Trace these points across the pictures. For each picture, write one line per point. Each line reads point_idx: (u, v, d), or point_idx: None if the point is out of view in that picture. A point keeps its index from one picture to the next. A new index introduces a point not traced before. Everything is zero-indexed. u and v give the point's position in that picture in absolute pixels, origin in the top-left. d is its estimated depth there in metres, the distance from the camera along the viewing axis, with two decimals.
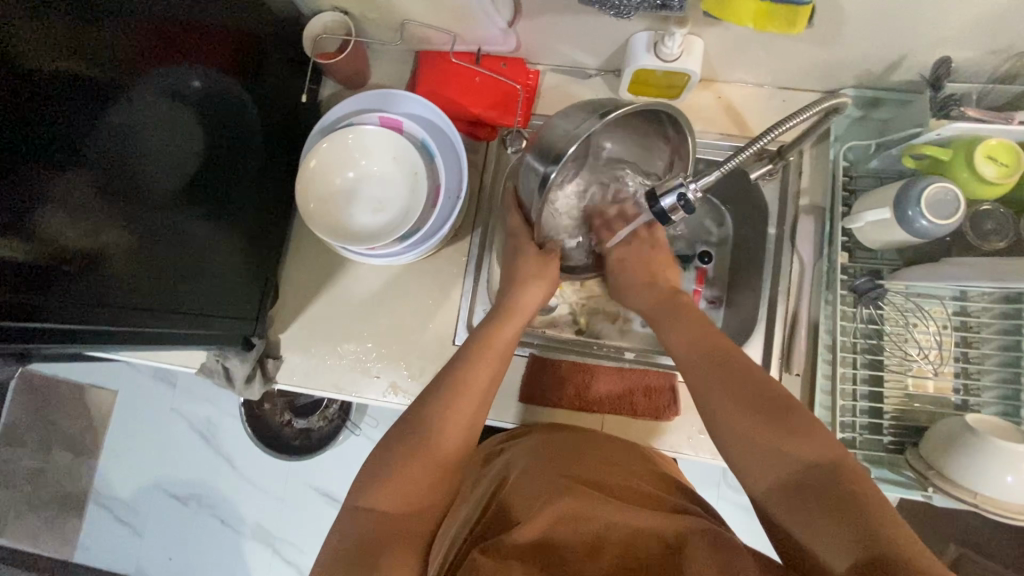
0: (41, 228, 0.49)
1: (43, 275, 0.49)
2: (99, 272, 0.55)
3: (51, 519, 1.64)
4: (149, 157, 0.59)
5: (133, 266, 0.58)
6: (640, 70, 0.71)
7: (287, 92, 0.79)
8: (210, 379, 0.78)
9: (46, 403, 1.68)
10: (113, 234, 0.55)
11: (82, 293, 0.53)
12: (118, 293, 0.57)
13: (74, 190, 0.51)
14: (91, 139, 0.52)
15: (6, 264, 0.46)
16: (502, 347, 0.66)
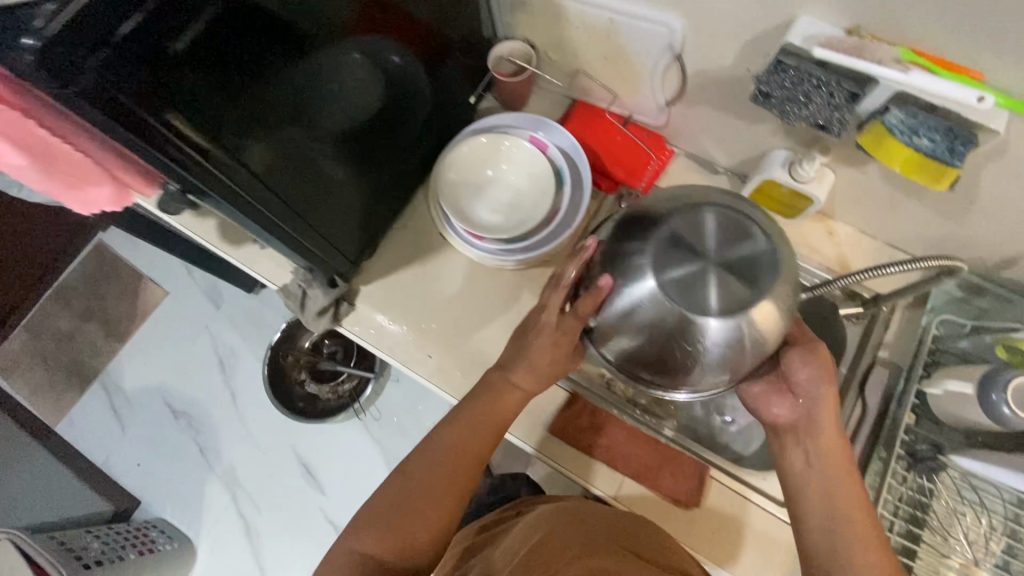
0: (249, 111, 0.56)
1: (229, 146, 0.56)
2: (261, 164, 0.61)
3: (55, 382, 1.69)
4: (335, 96, 0.67)
5: (283, 172, 0.65)
6: (768, 180, 0.77)
7: (457, 91, 0.89)
8: (285, 301, 0.84)
9: (106, 277, 1.79)
10: (285, 142, 0.63)
11: (246, 175, 0.59)
12: (266, 187, 0.63)
13: (281, 96, 0.59)
14: (309, 64, 0.60)
15: (212, 124, 0.53)
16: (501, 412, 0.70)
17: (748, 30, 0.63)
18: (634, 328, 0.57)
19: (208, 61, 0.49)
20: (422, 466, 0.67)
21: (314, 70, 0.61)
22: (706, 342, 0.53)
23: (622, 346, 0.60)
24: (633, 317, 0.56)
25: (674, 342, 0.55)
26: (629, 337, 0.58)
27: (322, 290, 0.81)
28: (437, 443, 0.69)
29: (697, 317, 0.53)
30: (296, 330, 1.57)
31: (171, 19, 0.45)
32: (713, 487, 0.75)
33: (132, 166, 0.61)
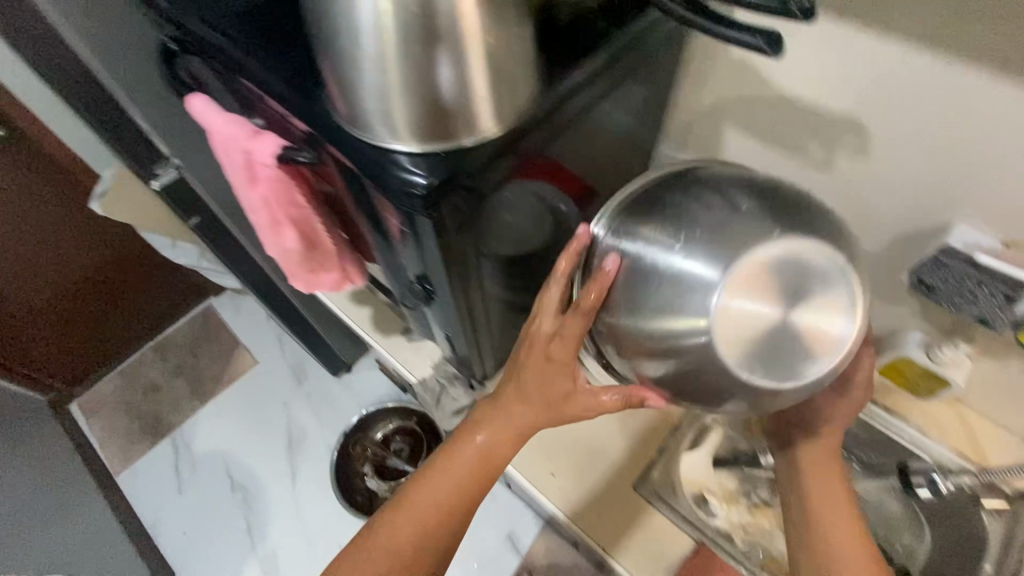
0: (486, 244, 0.61)
1: (465, 270, 0.60)
2: (476, 285, 0.65)
3: (131, 431, 1.75)
4: (535, 232, 0.71)
5: (481, 293, 0.69)
6: (901, 358, 0.80)
7: None
8: (421, 394, 0.93)
9: (206, 338, 1.91)
10: (493, 269, 0.67)
11: (460, 294, 0.64)
12: (467, 305, 0.67)
13: (505, 230, 0.63)
14: (531, 206, 0.65)
15: (465, 252, 0.57)
16: (487, 453, 0.65)
17: (900, 226, 0.72)
18: (658, 346, 0.52)
19: (488, 208, 0.55)
20: (404, 517, 0.64)
21: (528, 212, 0.65)
22: (772, 362, 0.49)
23: (640, 362, 0.56)
24: (661, 332, 0.52)
25: (712, 367, 0.49)
26: (650, 348, 0.53)
27: (464, 389, 0.88)
28: (420, 488, 0.65)
29: (735, 327, 0.48)
30: (371, 420, 1.59)
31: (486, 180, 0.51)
32: None
33: (354, 253, 0.71)
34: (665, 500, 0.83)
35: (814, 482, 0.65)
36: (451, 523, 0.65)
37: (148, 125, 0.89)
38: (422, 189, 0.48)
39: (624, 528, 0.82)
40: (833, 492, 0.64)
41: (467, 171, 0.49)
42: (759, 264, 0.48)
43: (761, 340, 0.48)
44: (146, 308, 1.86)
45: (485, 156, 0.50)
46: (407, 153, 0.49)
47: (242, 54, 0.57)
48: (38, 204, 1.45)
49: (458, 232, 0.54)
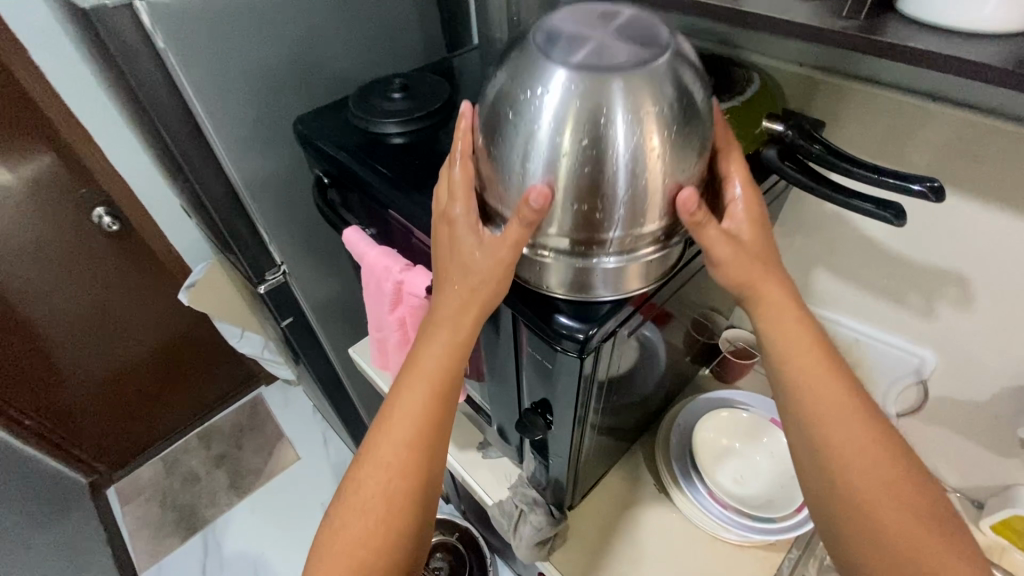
0: (605, 380, 0.62)
1: (584, 405, 0.61)
2: (589, 417, 0.66)
3: (164, 523, 1.69)
4: (633, 357, 0.73)
5: (591, 425, 0.69)
6: (1015, 515, 0.76)
7: (692, 366, 0.97)
8: (498, 520, 0.87)
9: (251, 429, 1.91)
10: (603, 401, 0.68)
11: (575, 425, 0.64)
12: (577, 436, 0.67)
13: (616, 365, 0.65)
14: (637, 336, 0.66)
15: (589, 392, 0.59)
16: (438, 371, 0.52)
17: (1012, 378, 0.71)
18: (528, 165, 0.43)
19: (616, 348, 0.59)
20: (366, 468, 0.53)
21: (633, 342, 0.67)
22: (653, 128, 0.42)
23: (509, 175, 0.45)
24: (529, 154, 0.43)
25: (607, 149, 0.41)
26: (506, 159, 0.45)
27: (547, 518, 0.82)
28: (381, 429, 0.53)
29: (608, 93, 0.40)
30: None
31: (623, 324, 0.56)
32: None
33: None
34: None
35: (827, 424, 0.51)
36: (421, 463, 0.53)
37: (269, 236, 0.97)
38: (581, 334, 0.51)
39: None
40: (846, 424, 0.50)
41: (615, 320, 0.53)
42: (603, 29, 0.44)
43: (633, 96, 0.41)
44: (201, 393, 1.90)
45: (630, 309, 0.55)
46: (561, 302, 0.53)
47: (401, 199, 0.65)
48: (130, 289, 1.57)
49: (594, 369, 0.57)
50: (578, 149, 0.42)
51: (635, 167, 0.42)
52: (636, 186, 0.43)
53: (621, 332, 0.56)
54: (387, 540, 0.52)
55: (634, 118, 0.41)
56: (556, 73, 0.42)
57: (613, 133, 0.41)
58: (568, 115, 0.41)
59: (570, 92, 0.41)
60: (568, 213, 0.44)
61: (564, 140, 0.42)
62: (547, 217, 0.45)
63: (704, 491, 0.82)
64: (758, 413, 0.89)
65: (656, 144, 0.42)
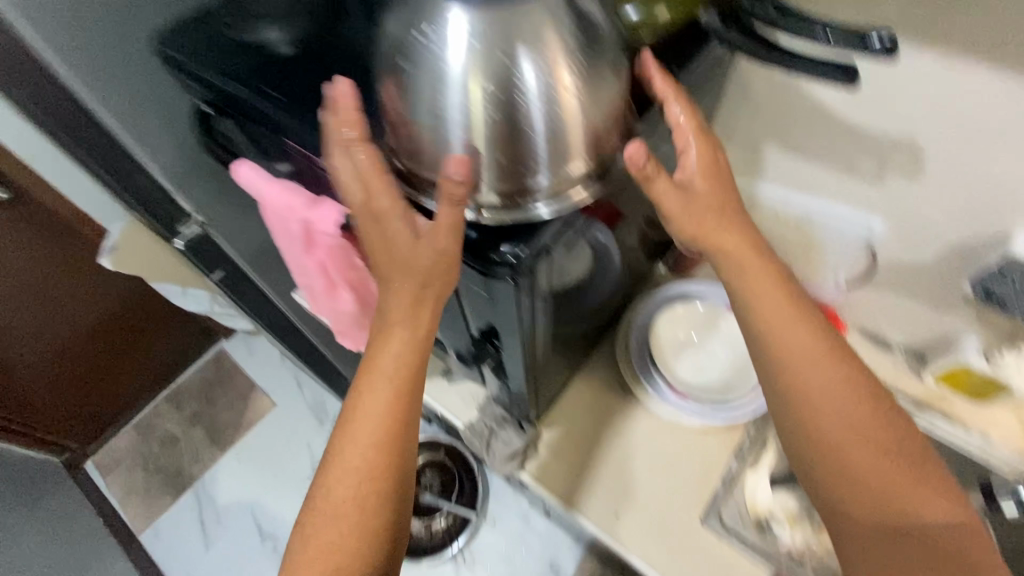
0: (551, 294, 0.60)
1: (532, 323, 0.59)
2: (540, 333, 0.64)
3: (152, 486, 1.70)
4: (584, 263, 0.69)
5: (545, 340, 0.68)
6: (959, 365, 0.80)
7: (647, 264, 0.95)
8: (471, 438, 0.89)
9: (220, 384, 1.87)
10: (553, 313, 0.66)
11: (527, 344, 0.63)
12: (532, 352, 0.66)
13: (562, 277, 0.61)
14: (583, 243, 0.62)
15: (533, 311, 0.57)
16: (400, 372, 0.53)
17: (957, 237, 0.71)
18: (439, 121, 0.43)
19: (559, 259, 0.55)
20: (337, 474, 0.53)
21: (581, 250, 0.63)
22: (559, 71, 0.42)
23: (422, 136, 0.44)
24: (439, 112, 0.43)
25: (515, 96, 0.42)
26: (425, 135, 0.44)
27: (516, 432, 0.84)
28: (346, 432, 0.54)
29: (508, 42, 0.41)
30: None
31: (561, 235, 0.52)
32: None
33: None
34: (732, 530, 0.80)
35: (795, 357, 0.57)
36: (393, 461, 0.54)
37: (170, 184, 0.86)
38: (511, 257, 0.48)
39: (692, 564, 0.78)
40: (815, 365, 0.56)
41: (549, 234, 0.49)
42: None
43: (534, 40, 0.41)
44: (159, 356, 1.82)
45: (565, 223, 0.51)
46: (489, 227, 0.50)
47: (294, 121, 0.55)
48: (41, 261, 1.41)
49: (537, 286, 0.53)
50: (487, 100, 0.42)
51: (548, 113, 0.42)
52: (552, 129, 0.43)
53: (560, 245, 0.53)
54: (364, 541, 0.53)
55: (538, 62, 0.41)
56: (455, 25, 0.41)
57: (520, 81, 0.41)
58: (472, 67, 0.41)
59: (471, 45, 0.41)
60: (491, 168, 0.44)
61: (472, 92, 0.42)
62: (470, 176, 0.45)
63: (664, 385, 0.83)
64: (714, 301, 0.87)
65: (565, 86, 0.42)
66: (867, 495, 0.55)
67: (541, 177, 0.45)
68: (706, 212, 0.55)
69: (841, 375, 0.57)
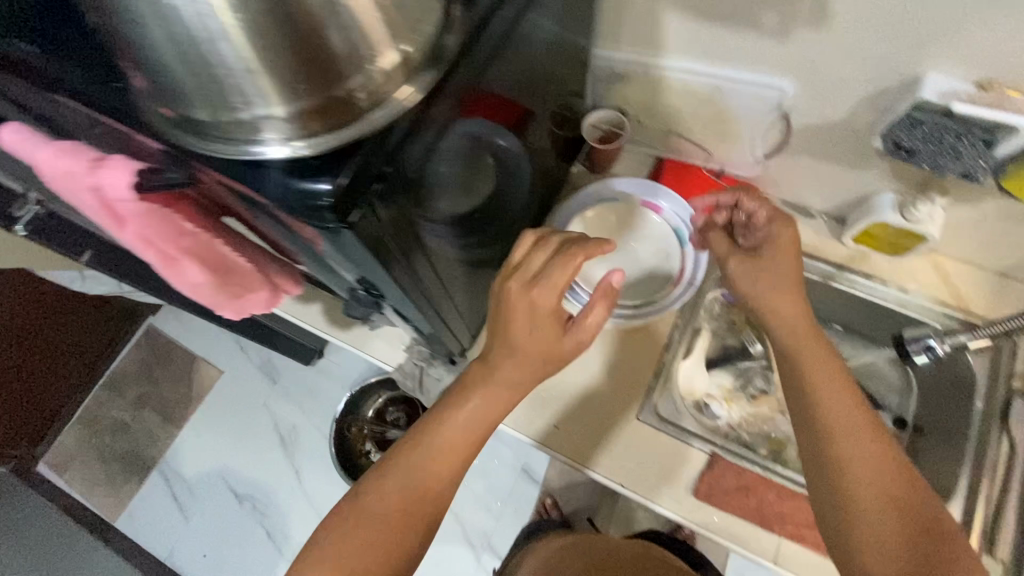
0: (428, 228, 0.53)
1: (415, 262, 0.53)
2: (432, 271, 0.59)
3: (113, 474, 1.65)
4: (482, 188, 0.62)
5: (444, 277, 0.62)
6: (875, 223, 0.79)
7: (557, 166, 0.89)
8: (402, 381, 0.84)
9: (159, 361, 1.77)
10: (445, 249, 0.59)
11: (418, 288, 0.56)
12: (430, 293, 0.60)
13: (440, 204, 0.55)
14: (458, 164, 0.56)
15: (405, 249, 0.50)
16: (468, 427, 0.60)
17: (868, 88, 0.66)
18: (192, 43, 0.36)
19: (412, 182, 0.48)
20: (383, 500, 0.58)
21: (461, 172, 0.56)
22: None
23: (183, 60, 0.37)
24: (185, 31, 0.35)
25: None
26: (188, 61, 0.37)
27: (446, 366, 0.81)
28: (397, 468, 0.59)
29: None
30: (361, 400, 1.56)
31: (399, 153, 0.45)
32: None
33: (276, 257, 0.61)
34: (671, 421, 0.79)
35: (783, 331, 0.64)
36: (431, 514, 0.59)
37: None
38: (330, 197, 0.41)
39: (638, 461, 0.78)
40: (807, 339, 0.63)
41: (374, 157, 0.43)
42: None
43: None
44: (84, 345, 1.69)
45: (395, 138, 0.45)
46: (307, 160, 0.42)
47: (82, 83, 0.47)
48: None
49: (389, 218, 0.46)
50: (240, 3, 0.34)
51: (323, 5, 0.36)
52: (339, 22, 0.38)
53: (402, 164, 0.46)
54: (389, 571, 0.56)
55: None
56: None
57: None
58: None
59: None
60: (283, 86, 0.39)
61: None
62: (261, 99, 0.39)
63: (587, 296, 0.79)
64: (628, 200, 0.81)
65: None
66: (872, 500, 0.55)
67: (359, 80, 0.41)
68: (770, 289, 0.66)
69: (859, 422, 0.57)
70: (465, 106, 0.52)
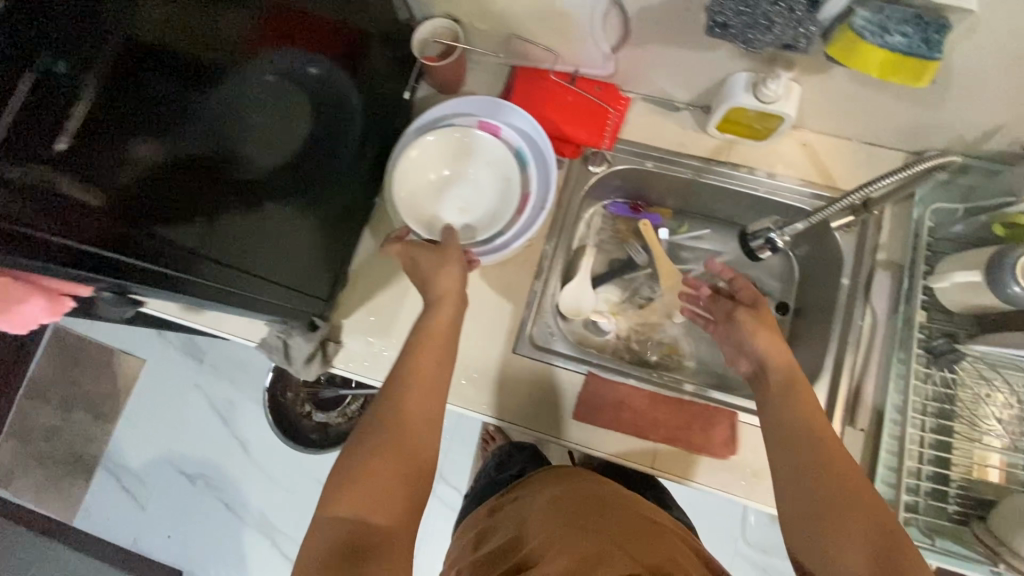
0: (156, 190, 0.47)
1: (154, 231, 0.48)
2: (198, 238, 0.53)
3: (57, 478, 1.62)
4: (244, 133, 0.56)
5: (225, 241, 0.57)
6: (734, 107, 0.73)
7: (390, 88, 0.80)
8: (268, 355, 0.79)
9: (75, 361, 1.68)
10: (209, 211, 0.54)
11: (179, 262, 0.51)
12: (211, 262, 0.55)
13: (174, 161, 0.48)
14: (191, 109, 0.49)
15: (118, 218, 0.44)
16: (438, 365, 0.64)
17: None
18: None
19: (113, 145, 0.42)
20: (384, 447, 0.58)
21: (195, 118, 0.50)
22: None
23: None
24: None
25: None
26: None
27: (303, 334, 0.76)
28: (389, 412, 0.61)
29: None
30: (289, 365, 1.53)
31: (83, 114, 0.40)
32: (745, 429, 0.74)
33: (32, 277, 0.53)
34: (546, 348, 0.79)
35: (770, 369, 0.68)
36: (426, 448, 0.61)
37: None
38: None
39: (518, 394, 0.77)
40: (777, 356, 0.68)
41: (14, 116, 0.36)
42: None
43: None
44: None
45: (45, 89, 0.38)
46: None
47: None
48: None
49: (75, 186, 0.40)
50: None
51: None
52: None
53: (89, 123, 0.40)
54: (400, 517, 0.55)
55: None
56: None
57: None
58: None
59: None
60: None
61: None
62: None
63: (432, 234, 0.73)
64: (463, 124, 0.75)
65: None
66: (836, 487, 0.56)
67: None
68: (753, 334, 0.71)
69: (830, 448, 0.58)
70: (171, 37, 0.45)
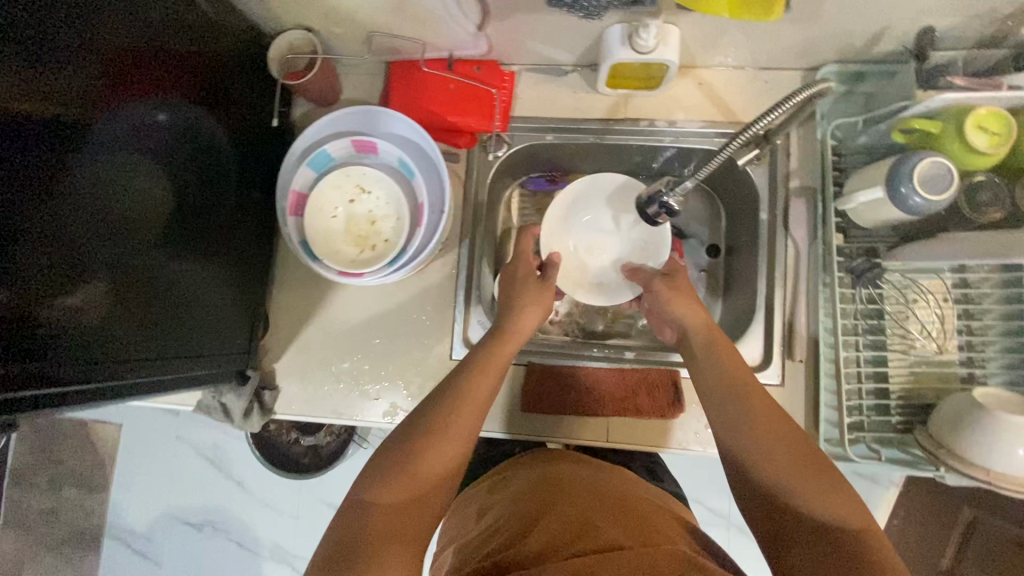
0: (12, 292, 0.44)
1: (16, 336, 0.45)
2: (77, 328, 0.50)
3: (68, 555, 1.63)
4: (113, 205, 0.53)
5: (116, 322, 0.54)
6: (617, 63, 0.70)
7: (259, 115, 0.76)
8: (207, 416, 0.78)
9: (52, 439, 1.66)
10: (87, 299, 0.51)
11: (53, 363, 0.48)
12: (97, 349, 0.52)
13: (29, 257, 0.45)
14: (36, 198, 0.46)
15: None
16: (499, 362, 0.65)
17: None
18: None
19: None
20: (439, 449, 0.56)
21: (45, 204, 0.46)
22: None
23: None
24: None
25: None
26: None
27: (234, 390, 0.75)
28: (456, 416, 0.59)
29: None
30: None
31: None
32: (688, 384, 0.74)
33: None
34: None
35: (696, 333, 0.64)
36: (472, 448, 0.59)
37: None
38: None
39: None
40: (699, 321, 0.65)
41: None
42: None
43: None
44: None
45: None
46: None
47: None
48: None
49: None
50: None
51: None
52: None
53: None
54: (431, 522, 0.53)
55: None
56: None
57: None
58: None
59: None
60: None
61: None
62: None
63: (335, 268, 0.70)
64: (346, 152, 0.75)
65: None
66: (776, 451, 0.52)
67: None
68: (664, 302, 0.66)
69: (766, 409, 0.56)
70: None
